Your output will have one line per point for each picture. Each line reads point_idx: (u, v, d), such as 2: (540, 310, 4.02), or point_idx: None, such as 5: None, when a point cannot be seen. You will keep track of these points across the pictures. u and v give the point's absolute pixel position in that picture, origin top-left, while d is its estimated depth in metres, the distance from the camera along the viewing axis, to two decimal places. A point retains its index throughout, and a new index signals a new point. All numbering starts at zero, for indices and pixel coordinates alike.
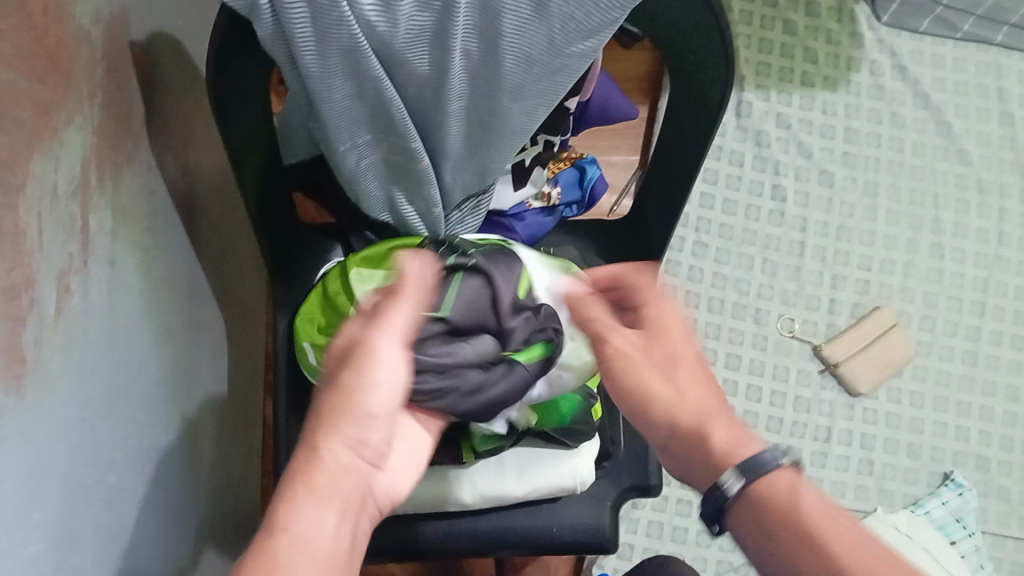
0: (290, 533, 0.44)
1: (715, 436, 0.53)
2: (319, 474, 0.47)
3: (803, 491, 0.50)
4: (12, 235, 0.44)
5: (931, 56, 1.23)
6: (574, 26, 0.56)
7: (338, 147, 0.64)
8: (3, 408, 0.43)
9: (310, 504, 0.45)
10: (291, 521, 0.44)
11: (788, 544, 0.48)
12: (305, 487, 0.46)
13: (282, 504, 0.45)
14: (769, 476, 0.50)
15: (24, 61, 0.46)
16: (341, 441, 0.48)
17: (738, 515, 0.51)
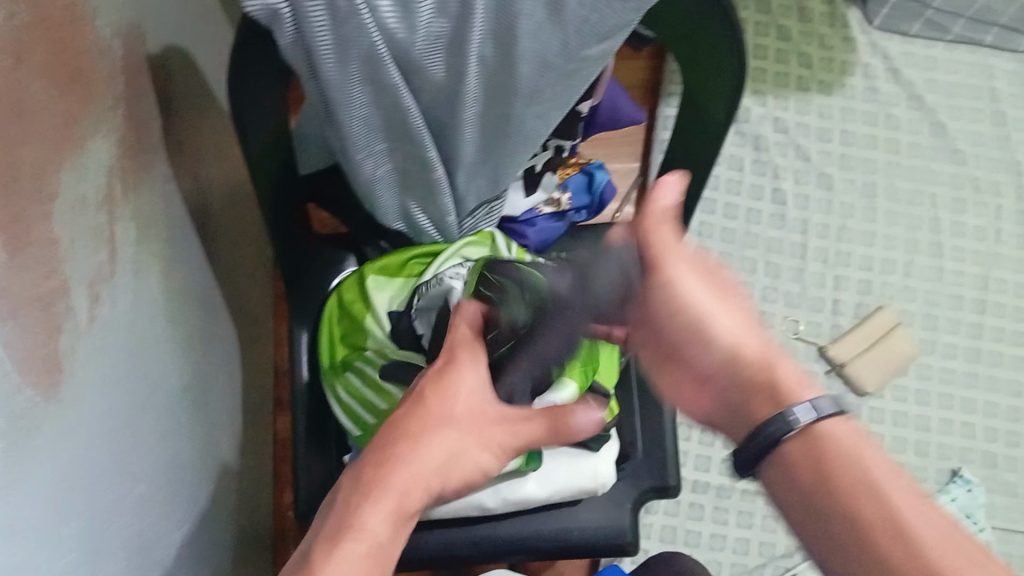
0: (363, 533, 0.49)
1: (778, 369, 0.54)
2: (399, 491, 0.51)
3: (844, 432, 0.51)
4: (47, 243, 0.44)
5: (922, 58, 1.25)
6: (590, 29, 0.57)
7: (354, 156, 0.64)
8: (41, 413, 0.43)
9: (386, 514, 0.50)
10: (374, 525, 0.50)
11: (832, 492, 0.50)
12: (386, 500, 0.51)
13: (362, 500, 0.50)
14: (829, 420, 0.51)
15: (53, 72, 0.46)
16: (416, 471, 0.52)
17: (787, 460, 0.52)
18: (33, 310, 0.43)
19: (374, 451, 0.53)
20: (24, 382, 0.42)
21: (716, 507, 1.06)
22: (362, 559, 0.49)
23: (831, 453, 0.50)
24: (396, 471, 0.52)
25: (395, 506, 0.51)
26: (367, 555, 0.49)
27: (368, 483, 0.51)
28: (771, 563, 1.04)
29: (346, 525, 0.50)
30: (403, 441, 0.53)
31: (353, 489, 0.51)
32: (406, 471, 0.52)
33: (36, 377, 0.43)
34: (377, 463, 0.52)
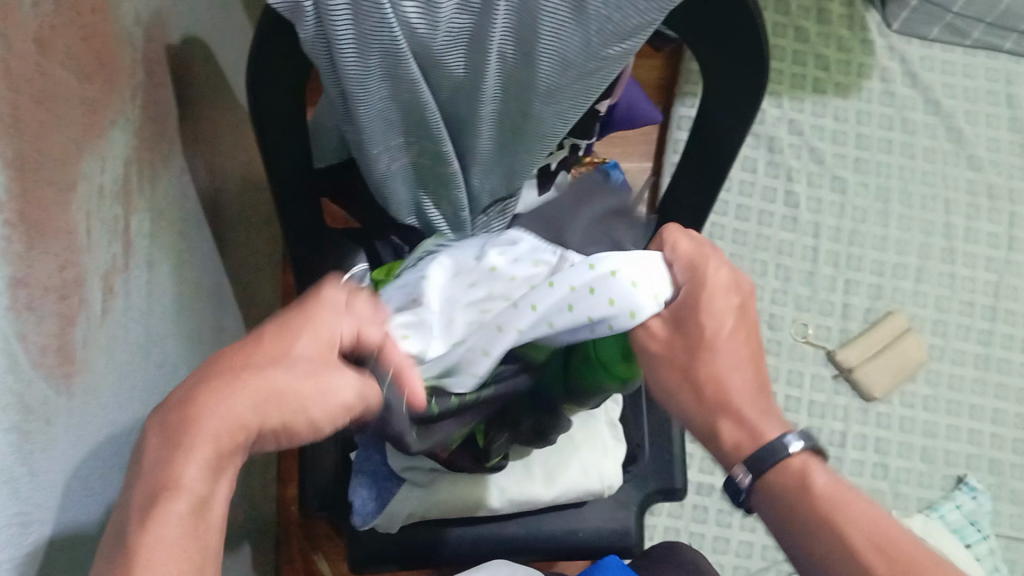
0: (185, 489, 0.41)
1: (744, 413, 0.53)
2: (212, 427, 0.42)
3: (815, 473, 0.52)
4: (64, 234, 0.44)
5: (940, 63, 1.24)
6: (612, 29, 0.55)
7: (371, 151, 0.64)
8: (55, 407, 0.43)
9: (202, 465, 0.42)
10: (192, 484, 0.42)
11: (812, 522, 0.51)
12: (201, 450, 0.42)
13: (169, 458, 0.42)
14: (789, 458, 0.52)
15: (75, 61, 0.46)
16: (224, 425, 0.43)
17: (759, 493, 0.54)
18: (49, 301, 0.42)
19: (165, 411, 0.43)
20: (39, 375, 0.41)
21: (720, 509, 1.06)
22: (181, 522, 0.41)
23: (805, 486, 0.51)
24: (199, 426, 0.42)
25: (212, 455, 0.42)
26: (188, 516, 0.41)
27: (162, 453, 0.42)
28: (774, 566, 1.04)
29: (162, 480, 0.41)
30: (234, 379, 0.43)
31: (158, 447, 0.42)
32: (206, 428, 0.42)
33: (51, 370, 0.43)
34: (178, 425, 0.42)
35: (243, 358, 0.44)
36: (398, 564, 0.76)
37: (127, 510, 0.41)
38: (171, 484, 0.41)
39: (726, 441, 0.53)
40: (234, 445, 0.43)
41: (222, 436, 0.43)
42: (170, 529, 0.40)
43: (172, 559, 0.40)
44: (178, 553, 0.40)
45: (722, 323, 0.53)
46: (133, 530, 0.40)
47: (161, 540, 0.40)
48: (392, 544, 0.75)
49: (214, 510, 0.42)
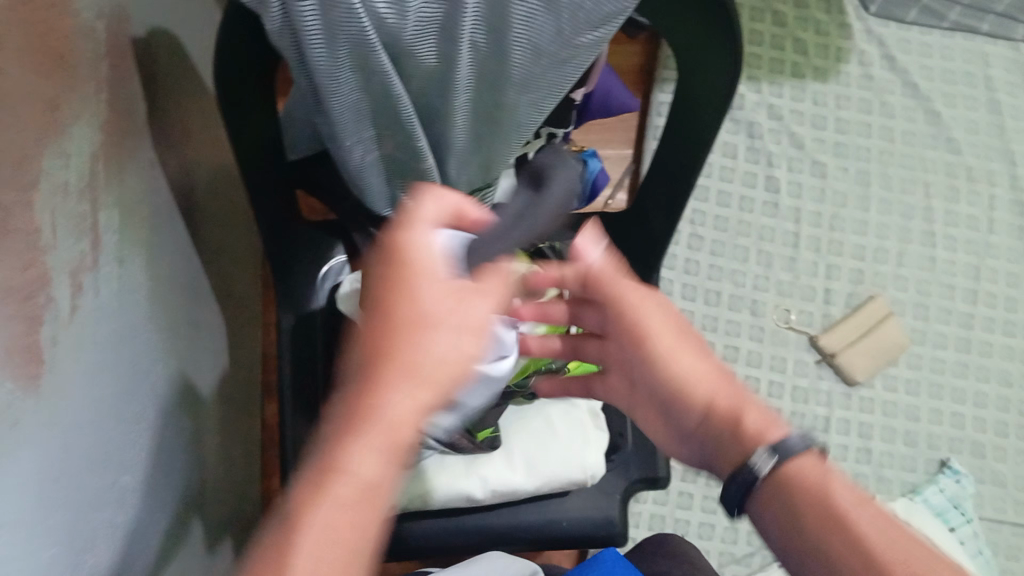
0: (351, 475, 0.40)
1: (745, 421, 0.52)
2: (386, 413, 0.41)
3: (834, 476, 0.50)
4: (27, 233, 0.43)
5: (918, 46, 1.24)
6: (586, 17, 0.56)
7: (343, 143, 0.63)
8: (22, 409, 0.42)
9: (376, 453, 0.41)
10: (365, 471, 0.40)
11: (824, 528, 0.49)
12: (374, 433, 0.41)
13: (343, 440, 0.41)
14: (794, 458, 0.50)
15: (35, 55, 0.45)
16: (398, 405, 0.41)
17: (761, 500, 0.52)
18: (13, 302, 0.42)
19: (353, 388, 0.43)
20: (3, 377, 0.41)
21: (705, 496, 1.06)
22: (348, 510, 0.40)
23: (823, 487, 0.50)
24: (377, 414, 0.41)
25: (387, 445, 0.41)
26: (355, 502, 0.40)
27: (339, 438, 0.41)
28: (759, 552, 1.04)
29: (323, 469, 0.40)
30: (388, 365, 0.42)
31: (329, 435, 0.41)
32: (377, 409, 0.41)
33: (17, 371, 0.42)
34: (348, 413, 0.41)
35: (412, 327, 0.43)
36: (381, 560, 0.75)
37: (300, 490, 0.40)
38: (336, 468, 0.40)
39: (748, 430, 0.52)
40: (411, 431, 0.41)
41: (404, 413, 0.42)
42: (336, 513, 0.40)
43: (336, 551, 0.39)
44: (337, 555, 0.39)
45: (653, 318, 0.56)
46: (295, 509, 0.40)
47: (325, 526, 0.39)
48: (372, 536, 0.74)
49: (380, 498, 0.41)
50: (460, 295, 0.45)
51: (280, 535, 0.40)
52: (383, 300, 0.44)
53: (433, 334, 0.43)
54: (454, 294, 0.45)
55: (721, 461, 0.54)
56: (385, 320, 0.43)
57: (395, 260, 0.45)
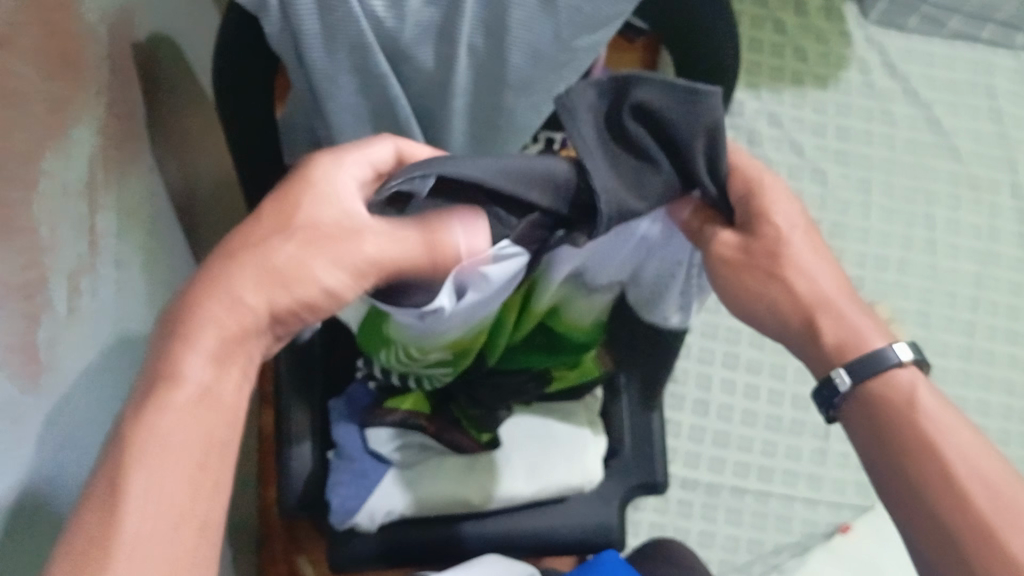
0: (187, 381, 0.44)
1: (825, 322, 0.56)
2: (218, 314, 0.46)
3: (923, 392, 0.53)
4: (27, 232, 0.43)
5: (919, 54, 1.25)
6: (582, 19, 0.56)
7: (342, 146, 0.63)
8: (19, 407, 0.42)
9: (209, 356, 0.45)
10: (194, 373, 0.45)
11: (901, 443, 0.52)
12: (208, 339, 0.45)
13: (177, 347, 0.45)
14: (887, 377, 0.53)
15: (39, 55, 0.45)
16: (236, 309, 0.46)
17: (852, 411, 0.55)
18: (13, 300, 0.42)
19: (169, 327, 0.46)
20: (1, 375, 0.41)
21: (705, 504, 1.06)
22: (187, 415, 0.44)
23: (908, 404, 0.52)
24: (206, 318, 0.45)
25: (219, 343, 0.46)
26: (196, 404, 0.44)
27: (173, 347, 0.45)
28: (759, 560, 1.03)
29: (165, 374, 0.44)
30: (237, 266, 0.46)
31: (165, 340, 0.45)
32: (219, 317, 0.46)
33: (15, 369, 0.42)
34: (169, 340, 0.45)
35: (244, 265, 0.46)
36: (379, 566, 0.75)
37: (136, 402, 0.44)
38: (174, 376, 0.44)
39: (829, 343, 0.55)
40: (246, 329, 0.47)
41: (225, 329, 0.46)
42: (173, 423, 0.43)
43: (184, 443, 0.43)
44: (184, 450, 0.43)
45: (812, 266, 0.57)
46: (130, 426, 0.43)
47: (158, 435, 0.43)
48: (374, 543, 0.73)
49: (224, 392, 0.46)
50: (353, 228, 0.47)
51: (115, 455, 0.42)
52: (235, 248, 0.47)
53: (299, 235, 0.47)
54: (334, 227, 0.47)
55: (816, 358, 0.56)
56: (226, 253, 0.47)
57: (286, 187, 0.48)
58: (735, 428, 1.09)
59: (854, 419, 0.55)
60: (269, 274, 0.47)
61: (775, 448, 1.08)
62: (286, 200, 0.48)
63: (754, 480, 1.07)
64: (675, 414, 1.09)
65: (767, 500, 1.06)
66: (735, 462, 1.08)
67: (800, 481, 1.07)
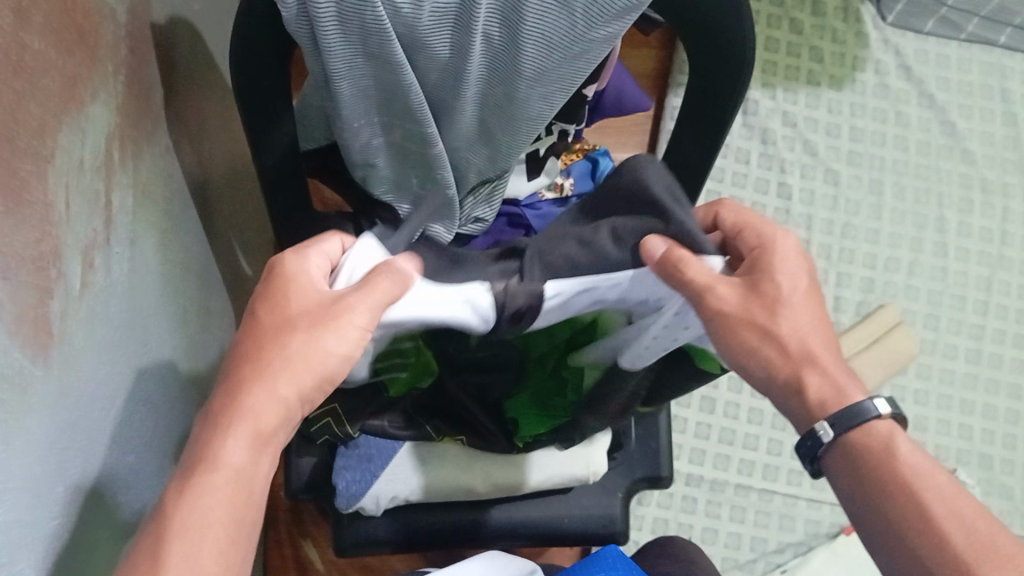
0: (225, 462, 0.45)
1: (810, 377, 0.51)
2: (272, 387, 0.47)
3: (904, 442, 0.49)
4: (41, 206, 0.44)
5: (935, 56, 1.25)
6: (598, 10, 0.55)
7: (351, 125, 0.64)
8: (31, 377, 0.43)
9: (245, 441, 0.46)
10: (232, 457, 0.46)
11: (881, 490, 0.49)
12: (243, 426, 0.46)
13: (214, 435, 0.46)
14: (870, 422, 0.50)
15: (54, 33, 0.46)
16: (271, 398, 0.47)
17: (835, 457, 0.51)
18: (25, 271, 0.42)
19: (201, 433, 0.47)
20: (14, 344, 0.41)
21: (709, 501, 1.06)
22: (220, 494, 0.45)
23: (885, 453, 0.49)
24: (245, 408, 0.47)
25: (253, 435, 0.47)
26: (228, 488, 0.45)
27: (200, 445, 0.46)
28: (762, 558, 1.04)
29: (202, 457, 0.45)
30: (254, 358, 0.48)
31: (204, 427, 0.47)
32: (250, 409, 0.47)
33: (27, 340, 0.42)
34: (220, 413, 0.47)
35: (265, 359, 0.48)
36: (384, 549, 0.76)
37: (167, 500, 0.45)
38: (212, 459, 0.45)
39: (812, 398, 0.51)
40: (279, 422, 0.48)
41: (265, 419, 0.47)
42: (210, 505, 0.44)
43: (210, 519, 0.44)
44: (213, 527, 0.44)
45: (790, 282, 0.52)
46: (165, 513, 0.44)
47: (199, 514, 0.44)
48: (379, 530, 0.74)
49: (257, 481, 0.46)
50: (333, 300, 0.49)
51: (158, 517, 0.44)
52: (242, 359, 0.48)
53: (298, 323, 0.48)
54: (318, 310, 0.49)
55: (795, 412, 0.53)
56: (248, 345, 0.49)
57: (268, 287, 0.50)
58: (740, 427, 1.09)
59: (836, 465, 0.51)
60: (283, 367, 0.48)
61: (780, 446, 1.09)
62: (264, 303, 0.49)
63: (758, 478, 1.07)
64: (682, 411, 1.09)
65: (771, 498, 1.06)
66: (740, 460, 1.08)
67: (805, 479, 1.08)
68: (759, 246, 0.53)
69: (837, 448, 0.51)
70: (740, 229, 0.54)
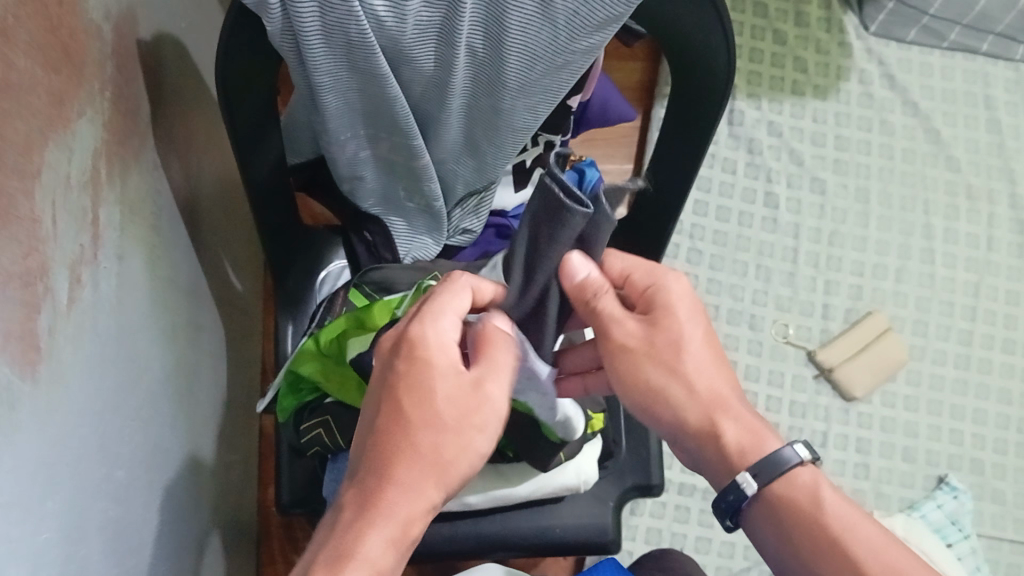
0: (366, 559, 0.46)
1: (724, 432, 0.54)
2: (412, 484, 0.48)
3: (823, 491, 0.53)
4: (28, 222, 0.44)
5: (918, 65, 1.26)
6: (580, 21, 0.55)
7: (337, 138, 0.64)
8: (19, 393, 0.43)
9: (383, 539, 0.47)
10: (371, 553, 0.46)
11: (808, 541, 0.52)
12: (386, 523, 0.47)
13: (353, 533, 0.47)
14: (790, 476, 0.53)
15: (40, 51, 0.46)
16: (412, 497, 0.48)
17: (757, 511, 0.55)
18: (12, 288, 0.42)
19: (342, 527, 0.47)
20: (3, 360, 0.41)
21: (703, 510, 1.06)
22: None
23: (807, 505, 0.53)
24: (389, 507, 0.47)
25: (396, 533, 0.47)
26: None
27: (342, 538, 0.47)
28: (756, 566, 1.04)
29: (343, 550, 0.46)
30: (398, 448, 0.48)
31: (348, 518, 0.48)
32: (391, 508, 0.47)
33: (15, 356, 0.43)
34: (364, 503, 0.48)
35: (413, 453, 0.48)
36: None
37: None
38: (350, 555, 0.46)
39: (732, 449, 0.54)
40: (421, 520, 0.48)
41: (402, 519, 0.47)
42: None
43: None
44: None
45: (688, 323, 0.54)
46: None
47: None
48: None
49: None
50: (471, 382, 0.50)
51: None
52: (382, 448, 0.48)
53: (442, 416, 0.49)
54: (461, 403, 0.50)
55: (712, 469, 0.56)
56: (385, 435, 0.49)
57: (407, 368, 0.49)
58: None
59: (756, 518, 0.55)
60: (432, 464, 0.48)
61: None
62: (406, 391, 0.49)
63: None
64: None
65: None
66: None
67: None
68: (652, 286, 0.55)
69: (757, 502, 0.55)
70: (629, 275, 0.55)
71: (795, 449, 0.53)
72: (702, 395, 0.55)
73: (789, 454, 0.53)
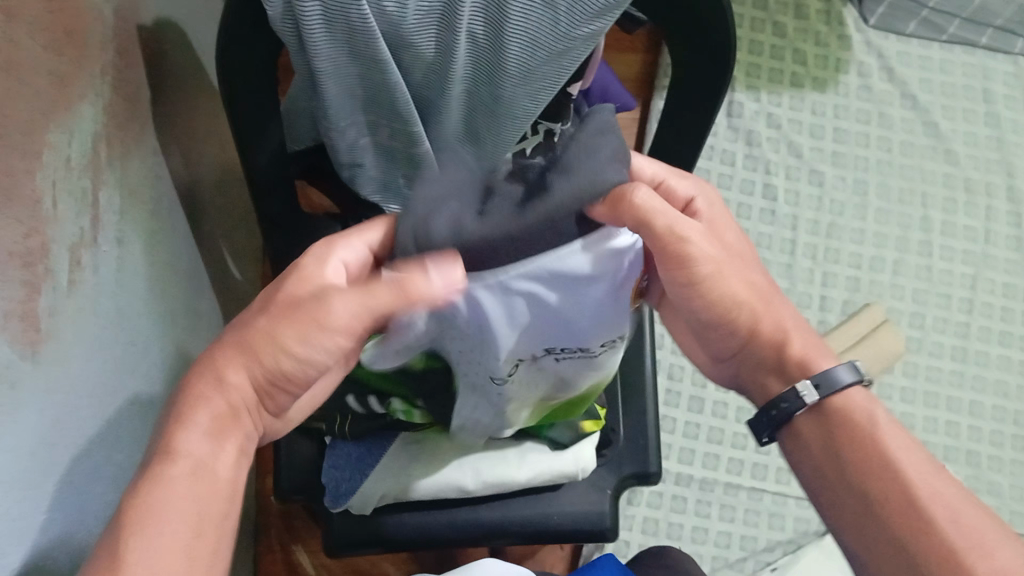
0: (185, 454, 0.46)
1: (795, 340, 0.57)
2: (240, 377, 0.48)
3: (875, 411, 0.55)
4: (30, 202, 0.44)
5: (918, 58, 1.26)
6: (581, 8, 0.55)
7: (337, 124, 0.64)
8: (21, 372, 0.43)
9: (203, 432, 0.47)
10: (190, 449, 0.46)
11: (850, 452, 0.53)
12: (203, 415, 0.47)
13: (176, 432, 0.47)
14: (846, 391, 0.55)
15: (42, 31, 0.46)
16: (238, 390, 0.48)
17: (805, 426, 0.56)
18: (14, 267, 0.42)
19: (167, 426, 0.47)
20: (3, 338, 0.41)
21: (699, 500, 1.06)
22: (183, 487, 0.45)
23: (860, 421, 0.54)
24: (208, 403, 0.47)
25: (212, 423, 0.47)
26: (187, 479, 0.45)
27: (170, 435, 0.47)
28: (752, 557, 1.04)
29: (165, 447, 0.46)
30: (242, 349, 0.48)
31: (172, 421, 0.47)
32: (207, 404, 0.47)
33: (16, 334, 0.43)
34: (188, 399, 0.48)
35: (252, 349, 0.48)
36: (372, 550, 0.75)
37: (132, 492, 0.45)
38: (173, 450, 0.46)
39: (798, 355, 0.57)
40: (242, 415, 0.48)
41: (222, 413, 0.48)
42: (172, 495, 0.45)
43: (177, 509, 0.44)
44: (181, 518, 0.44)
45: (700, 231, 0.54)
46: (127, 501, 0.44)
47: (165, 503, 0.44)
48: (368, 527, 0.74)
49: (217, 472, 0.47)
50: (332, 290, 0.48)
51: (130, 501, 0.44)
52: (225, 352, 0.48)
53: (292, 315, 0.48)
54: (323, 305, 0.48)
55: (772, 379, 0.58)
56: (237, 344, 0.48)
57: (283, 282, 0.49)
58: (730, 427, 1.10)
59: (800, 435, 0.57)
60: (275, 360, 0.47)
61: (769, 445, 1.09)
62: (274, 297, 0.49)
63: (747, 477, 1.08)
64: (670, 411, 1.10)
65: (760, 497, 1.07)
66: (729, 459, 1.08)
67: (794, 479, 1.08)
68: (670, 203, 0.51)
69: (802, 417, 0.56)
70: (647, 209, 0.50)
71: (850, 369, 0.55)
72: (765, 310, 0.57)
73: (846, 371, 0.55)
